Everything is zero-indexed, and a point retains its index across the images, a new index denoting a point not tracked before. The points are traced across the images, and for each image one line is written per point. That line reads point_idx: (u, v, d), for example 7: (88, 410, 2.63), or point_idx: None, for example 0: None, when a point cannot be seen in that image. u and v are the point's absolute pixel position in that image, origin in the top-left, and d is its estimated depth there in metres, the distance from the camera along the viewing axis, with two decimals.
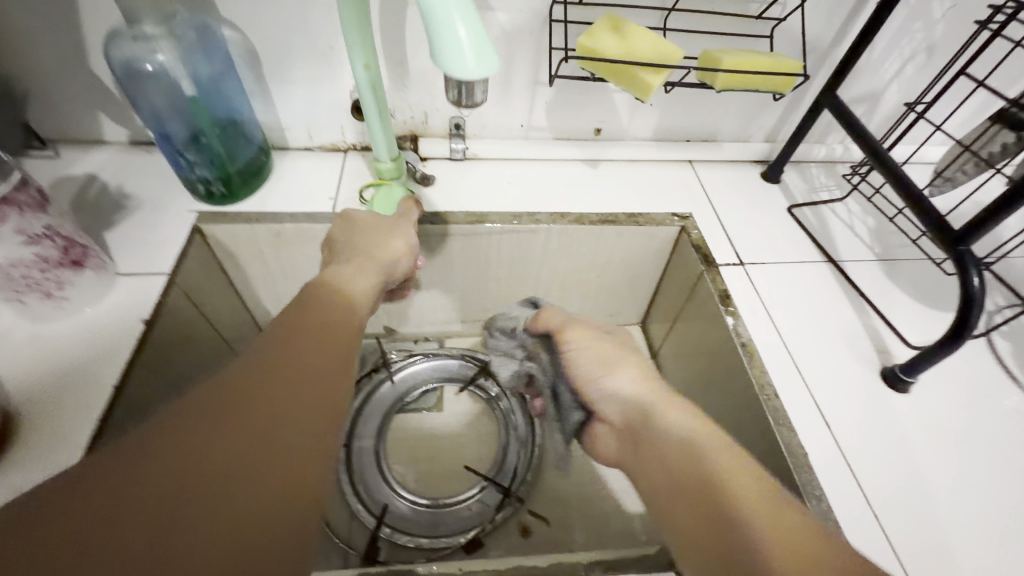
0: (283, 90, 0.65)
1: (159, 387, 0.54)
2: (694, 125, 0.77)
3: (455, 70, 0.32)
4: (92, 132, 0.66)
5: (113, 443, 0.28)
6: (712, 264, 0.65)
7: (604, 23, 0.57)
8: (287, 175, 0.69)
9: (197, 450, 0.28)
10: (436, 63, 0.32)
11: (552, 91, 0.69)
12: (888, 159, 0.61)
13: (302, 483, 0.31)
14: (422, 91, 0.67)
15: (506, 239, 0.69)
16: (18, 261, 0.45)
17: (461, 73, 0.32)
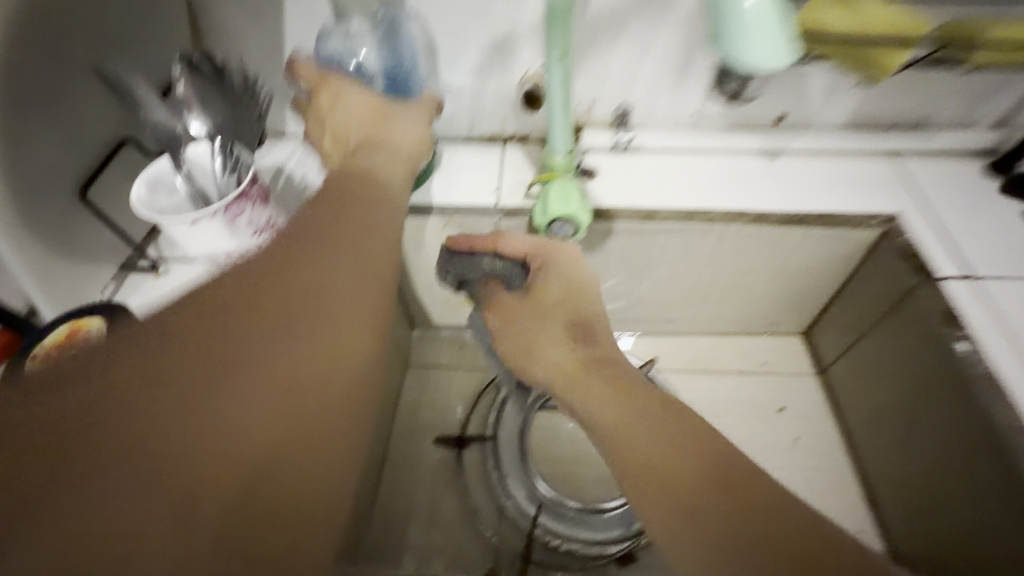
0: (454, 82, 0.64)
1: None
2: (904, 109, 0.65)
3: (752, 56, 0.36)
4: (279, 126, 0.71)
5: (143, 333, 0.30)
6: (935, 276, 0.56)
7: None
8: (451, 167, 0.69)
9: (219, 439, 0.27)
10: (730, 50, 0.37)
11: (739, 74, 0.62)
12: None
13: (306, 483, 0.29)
14: (595, 78, 0.63)
15: (676, 237, 0.65)
16: (247, 251, 0.49)
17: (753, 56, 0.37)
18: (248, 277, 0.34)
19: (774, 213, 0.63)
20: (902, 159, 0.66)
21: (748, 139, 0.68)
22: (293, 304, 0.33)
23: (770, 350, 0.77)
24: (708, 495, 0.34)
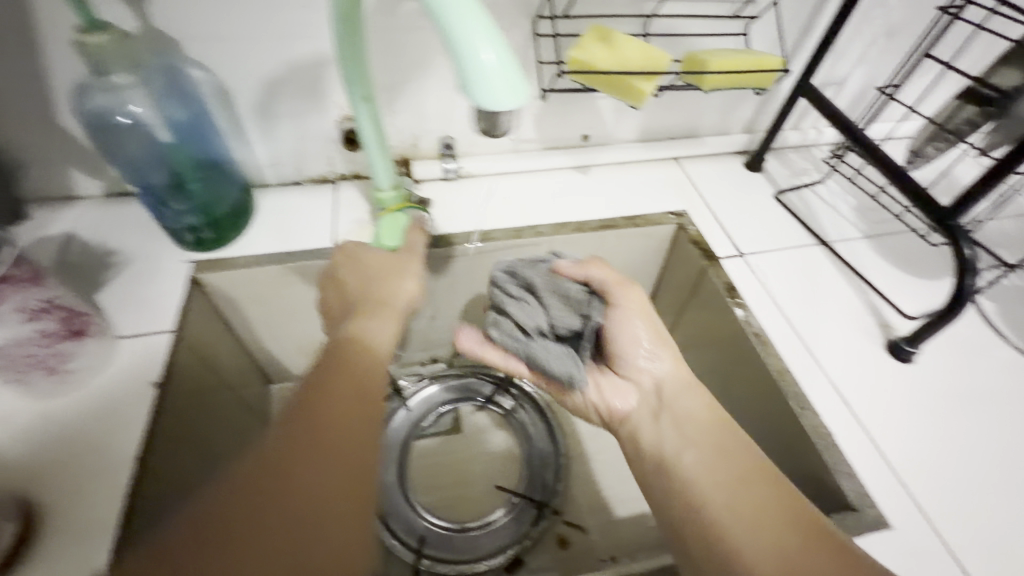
0: (267, 127, 0.63)
1: (176, 454, 0.51)
2: (676, 123, 0.79)
3: (495, 100, 0.33)
4: (65, 188, 0.63)
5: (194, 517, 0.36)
6: (716, 257, 0.67)
7: (590, 37, 0.57)
8: (278, 212, 0.67)
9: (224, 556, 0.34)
10: (471, 95, 0.33)
11: (541, 102, 0.70)
12: (867, 137, 0.63)
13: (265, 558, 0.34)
14: (412, 113, 0.67)
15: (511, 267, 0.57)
16: (18, 339, 0.43)
17: (494, 101, 0.33)
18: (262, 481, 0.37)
19: (579, 237, 0.71)
20: (683, 163, 0.81)
21: (561, 158, 0.77)
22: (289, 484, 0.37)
23: None
24: (765, 488, 0.44)
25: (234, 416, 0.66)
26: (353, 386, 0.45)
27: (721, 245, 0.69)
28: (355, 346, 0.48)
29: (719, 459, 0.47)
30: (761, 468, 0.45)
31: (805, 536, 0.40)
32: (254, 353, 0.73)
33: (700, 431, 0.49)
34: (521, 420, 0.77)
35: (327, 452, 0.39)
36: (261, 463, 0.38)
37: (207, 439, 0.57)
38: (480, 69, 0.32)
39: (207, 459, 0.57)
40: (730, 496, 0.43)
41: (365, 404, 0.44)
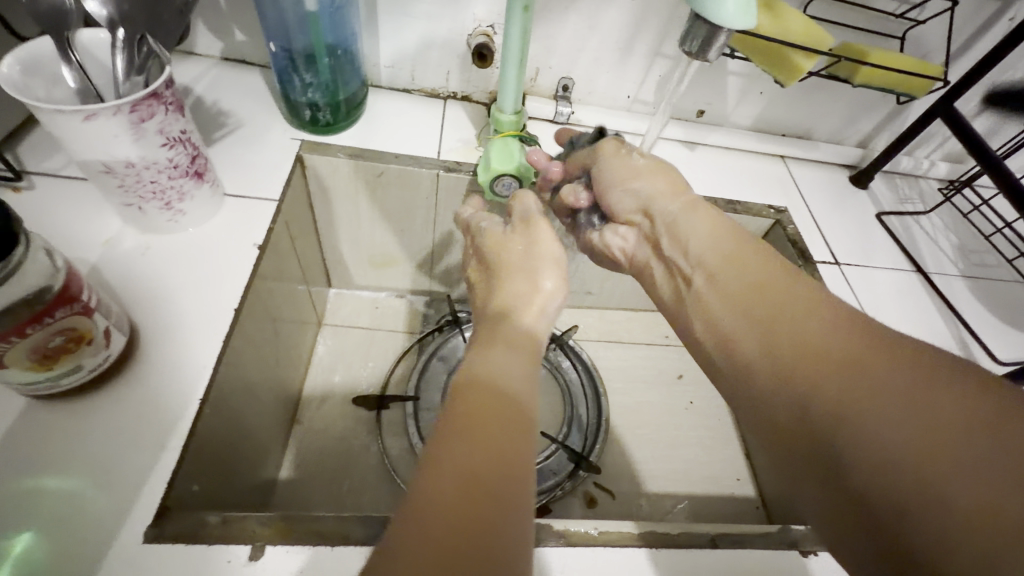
0: (400, 23, 0.62)
1: (256, 318, 0.51)
2: (793, 119, 0.76)
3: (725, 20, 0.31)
4: (189, 40, 0.63)
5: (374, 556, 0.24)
6: (811, 259, 0.66)
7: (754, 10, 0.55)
8: (387, 114, 0.66)
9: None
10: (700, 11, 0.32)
11: (671, 64, 0.68)
12: (1003, 169, 0.61)
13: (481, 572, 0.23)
14: (543, 44, 0.65)
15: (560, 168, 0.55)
16: (151, 164, 0.42)
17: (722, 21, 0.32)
18: (432, 507, 0.24)
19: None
20: (788, 163, 0.79)
21: (671, 128, 0.75)
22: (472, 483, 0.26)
23: None
24: (819, 370, 0.31)
25: (300, 304, 0.66)
26: (517, 382, 0.32)
27: (818, 250, 0.68)
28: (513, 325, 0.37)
29: (799, 316, 0.34)
30: (795, 299, 0.35)
31: (906, 404, 0.26)
32: (328, 251, 0.73)
33: (712, 248, 0.42)
34: (568, 377, 0.76)
35: (509, 462, 0.27)
36: (436, 458, 0.27)
37: (277, 314, 0.58)
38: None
39: (275, 332, 0.58)
40: (811, 338, 0.32)
41: (528, 408, 0.31)
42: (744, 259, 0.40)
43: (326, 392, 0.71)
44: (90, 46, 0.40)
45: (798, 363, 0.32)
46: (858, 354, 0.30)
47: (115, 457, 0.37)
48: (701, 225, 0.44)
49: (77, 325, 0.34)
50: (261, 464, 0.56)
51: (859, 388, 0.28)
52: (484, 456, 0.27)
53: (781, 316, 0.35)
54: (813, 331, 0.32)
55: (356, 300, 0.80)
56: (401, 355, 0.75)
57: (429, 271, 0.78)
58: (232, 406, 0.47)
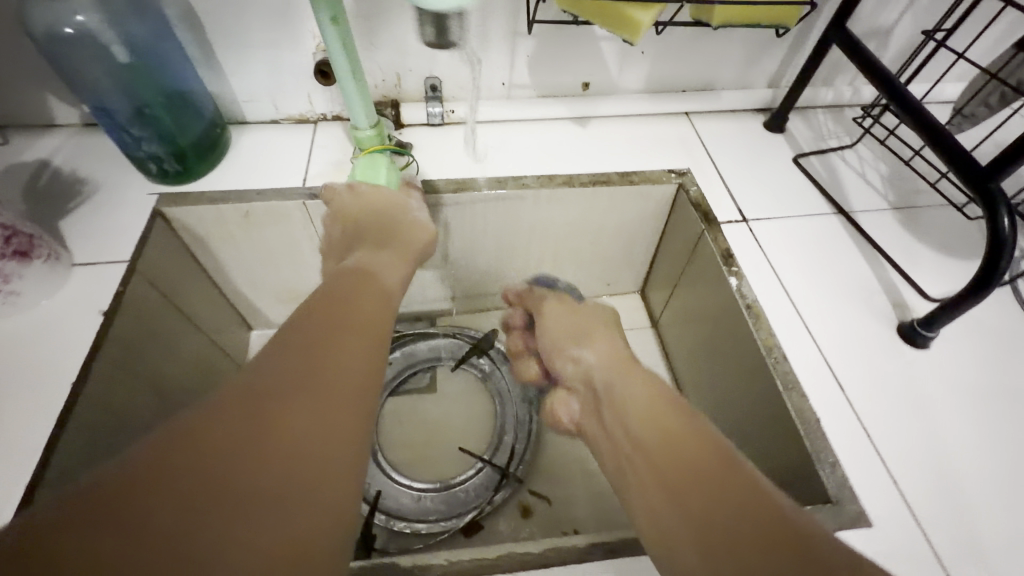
0: (241, 56, 0.60)
1: (121, 385, 0.50)
2: (688, 73, 0.71)
3: None
4: (40, 113, 0.62)
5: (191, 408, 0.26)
6: (715, 222, 0.61)
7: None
8: (253, 150, 0.64)
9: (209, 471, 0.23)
10: None
11: (534, 42, 0.64)
12: (901, 86, 0.54)
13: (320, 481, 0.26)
14: (394, 49, 0.62)
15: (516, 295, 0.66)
16: None
17: None
18: (277, 368, 0.30)
19: (567, 193, 0.65)
20: (695, 120, 0.73)
21: (558, 108, 0.70)
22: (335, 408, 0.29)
23: None
24: (689, 451, 0.36)
25: (204, 356, 0.65)
26: (364, 341, 0.35)
27: (724, 209, 0.62)
28: (361, 280, 0.42)
29: (654, 409, 0.40)
30: (670, 405, 0.40)
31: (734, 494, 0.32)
32: (230, 296, 0.72)
33: (617, 384, 0.45)
34: (497, 386, 0.73)
35: (334, 395, 0.30)
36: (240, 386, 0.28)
37: (162, 373, 0.57)
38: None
39: (162, 395, 0.57)
40: (680, 443, 0.36)
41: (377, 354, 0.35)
42: (624, 389, 0.44)
43: None
44: None
45: (662, 460, 0.36)
46: (702, 451, 0.35)
47: None
48: (590, 357, 0.50)
49: None
50: None
51: (707, 475, 0.33)
52: (335, 383, 0.30)
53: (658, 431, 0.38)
54: (680, 431, 0.37)
55: None
56: None
57: None
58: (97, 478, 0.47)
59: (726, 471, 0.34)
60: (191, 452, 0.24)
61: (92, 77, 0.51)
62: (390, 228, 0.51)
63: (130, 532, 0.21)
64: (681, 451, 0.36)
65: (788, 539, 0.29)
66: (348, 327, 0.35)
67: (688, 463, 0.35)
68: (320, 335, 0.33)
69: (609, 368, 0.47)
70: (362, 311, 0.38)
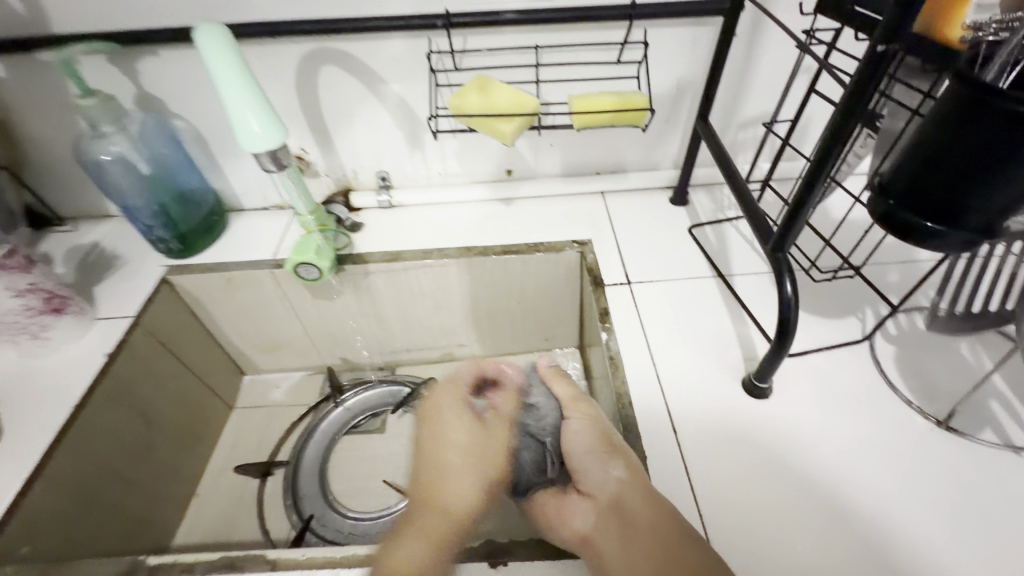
0: (236, 162, 0.80)
1: (114, 411, 0.66)
2: (597, 158, 0.84)
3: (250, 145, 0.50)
4: (97, 208, 0.84)
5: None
6: (602, 285, 0.70)
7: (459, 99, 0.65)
8: (242, 231, 0.83)
9: None
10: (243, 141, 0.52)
11: (458, 141, 0.79)
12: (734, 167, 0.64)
13: None
14: (349, 152, 0.80)
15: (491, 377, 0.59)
16: (9, 309, 0.60)
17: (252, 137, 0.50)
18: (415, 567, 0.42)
19: (484, 262, 0.78)
20: (607, 197, 0.84)
21: (486, 191, 0.84)
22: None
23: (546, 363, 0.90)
24: (636, 542, 0.43)
25: (192, 395, 0.81)
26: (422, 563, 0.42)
27: (613, 274, 0.72)
28: (427, 497, 0.47)
29: (624, 479, 0.47)
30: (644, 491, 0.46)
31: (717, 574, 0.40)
32: (225, 346, 0.88)
33: (582, 446, 0.51)
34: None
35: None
36: None
37: (152, 405, 0.72)
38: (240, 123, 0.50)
39: (150, 422, 0.72)
40: (641, 509, 0.45)
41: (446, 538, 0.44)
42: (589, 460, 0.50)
43: (224, 467, 0.83)
44: None
45: (648, 530, 0.43)
46: (657, 518, 0.44)
47: None
48: (578, 432, 0.52)
49: None
50: (137, 533, 0.68)
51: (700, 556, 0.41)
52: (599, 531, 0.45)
53: (618, 512, 0.45)
54: (648, 502, 0.45)
55: (263, 385, 0.94)
56: (291, 425, 0.87)
57: (314, 350, 0.91)
58: (84, 481, 0.61)
59: (663, 516, 0.44)
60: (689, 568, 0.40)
61: (120, 187, 0.71)
62: (429, 421, 0.53)
63: None
64: (626, 502, 0.45)
65: (730, 575, 0.40)
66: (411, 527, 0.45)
67: (648, 522, 0.43)
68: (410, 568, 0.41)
69: (577, 436, 0.52)
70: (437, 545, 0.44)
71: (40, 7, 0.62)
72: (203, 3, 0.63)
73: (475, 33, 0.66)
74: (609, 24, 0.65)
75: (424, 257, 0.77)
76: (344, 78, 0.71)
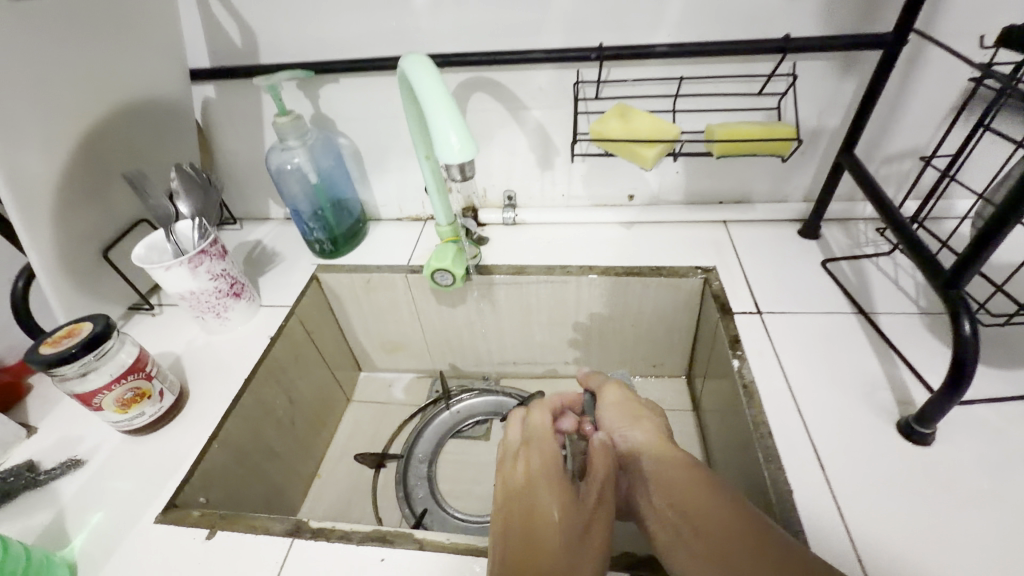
0: (383, 177, 0.89)
1: (270, 387, 0.74)
2: (723, 187, 0.84)
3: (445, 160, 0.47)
4: (262, 211, 0.97)
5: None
6: (730, 312, 0.69)
7: (602, 128, 0.68)
8: (380, 238, 0.91)
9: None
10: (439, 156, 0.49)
11: (586, 165, 0.83)
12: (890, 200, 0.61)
13: None
14: (483, 171, 0.86)
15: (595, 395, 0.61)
16: (204, 289, 0.70)
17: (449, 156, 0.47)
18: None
19: (603, 283, 0.80)
20: (730, 226, 0.84)
21: (607, 213, 0.87)
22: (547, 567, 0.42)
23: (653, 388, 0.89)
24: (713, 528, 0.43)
25: (323, 382, 0.89)
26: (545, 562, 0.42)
27: (742, 302, 0.71)
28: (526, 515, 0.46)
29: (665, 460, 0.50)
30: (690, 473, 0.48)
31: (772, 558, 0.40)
32: (352, 342, 0.96)
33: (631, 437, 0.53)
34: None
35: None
36: None
37: (295, 386, 0.80)
38: (441, 141, 0.47)
39: (293, 402, 0.80)
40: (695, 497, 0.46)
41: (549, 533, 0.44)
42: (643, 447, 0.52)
43: (342, 453, 0.90)
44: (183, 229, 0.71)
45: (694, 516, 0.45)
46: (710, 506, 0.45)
47: (156, 469, 0.58)
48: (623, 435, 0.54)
49: (141, 385, 0.59)
50: (274, 502, 0.75)
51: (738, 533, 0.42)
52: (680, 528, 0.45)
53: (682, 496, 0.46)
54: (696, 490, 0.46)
55: (377, 382, 1.01)
56: (404, 422, 0.92)
57: (427, 354, 0.97)
58: (243, 446, 0.68)
59: (707, 492, 0.46)
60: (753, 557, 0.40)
61: (293, 192, 0.81)
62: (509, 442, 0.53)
63: None
64: (664, 480, 0.48)
65: (761, 535, 0.42)
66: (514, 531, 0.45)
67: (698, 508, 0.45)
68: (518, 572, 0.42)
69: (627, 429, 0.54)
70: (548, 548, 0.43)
71: (255, 43, 0.75)
72: (383, 39, 0.72)
73: (621, 66, 0.70)
74: (756, 59, 0.67)
75: (547, 273, 0.81)
76: (491, 106, 0.77)
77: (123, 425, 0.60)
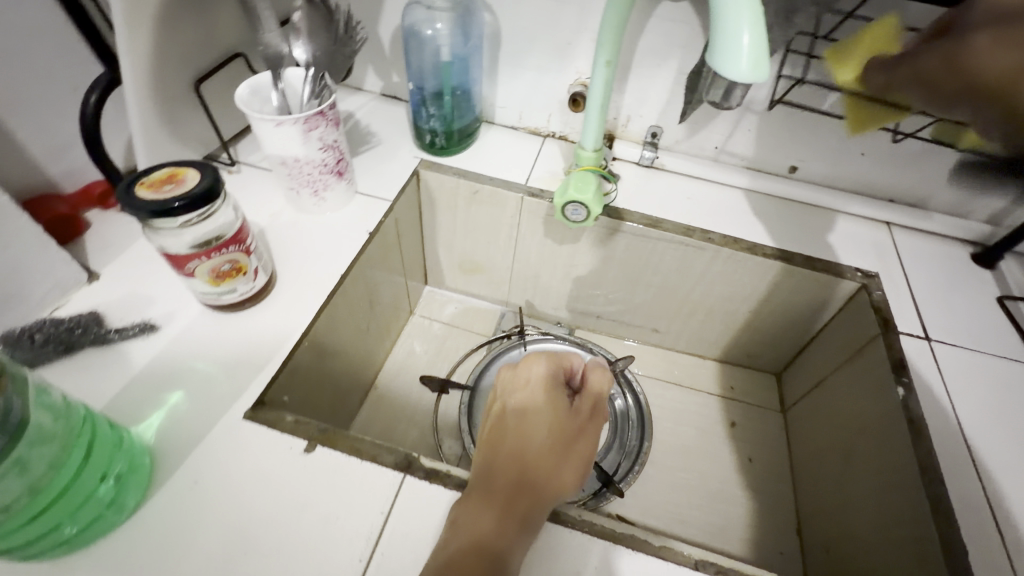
0: (515, 73, 0.74)
1: (356, 288, 0.65)
2: (903, 184, 0.72)
3: (729, 75, 0.38)
4: (359, 79, 0.82)
5: (505, 452, 0.43)
6: (895, 330, 0.61)
7: (877, 32, 0.56)
8: (493, 144, 0.78)
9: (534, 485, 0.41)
10: (714, 64, 0.38)
11: (762, 120, 0.70)
12: None
13: (518, 484, 0.41)
14: (636, 96, 0.72)
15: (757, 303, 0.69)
16: (309, 160, 0.59)
17: (733, 74, 0.38)
18: (521, 499, 0.40)
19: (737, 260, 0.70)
20: (894, 231, 0.73)
21: (760, 181, 0.75)
22: (524, 468, 0.42)
23: (744, 380, 0.83)
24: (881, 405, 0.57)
25: (397, 290, 0.80)
26: (546, 468, 0.42)
27: (907, 322, 0.62)
28: (556, 391, 0.48)
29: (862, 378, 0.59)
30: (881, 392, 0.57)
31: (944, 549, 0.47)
32: (428, 253, 0.86)
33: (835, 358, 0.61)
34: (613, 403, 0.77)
35: (518, 488, 0.41)
36: (509, 461, 0.42)
37: (376, 290, 0.72)
38: (727, 44, 0.37)
39: (371, 308, 0.72)
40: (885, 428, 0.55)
41: (547, 483, 0.42)
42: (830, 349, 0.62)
43: (400, 369, 0.83)
44: (292, 76, 0.58)
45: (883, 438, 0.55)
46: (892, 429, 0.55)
47: (241, 359, 0.51)
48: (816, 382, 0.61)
49: (238, 258, 0.50)
50: (337, 409, 0.68)
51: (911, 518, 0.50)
52: (545, 450, 0.43)
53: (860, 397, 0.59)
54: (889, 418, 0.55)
55: (443, 300, 0.92)
56: (471, 350, 0.84)
57: (507, 284, 0.87)
58: (324, 348, 0.60)
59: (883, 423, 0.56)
60: (526, 492, 0.41)
61: (422, 65, 0.70)
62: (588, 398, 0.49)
63: (502, 499, 0.40)
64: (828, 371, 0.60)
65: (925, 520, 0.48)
66: (527, 399, 0.47)
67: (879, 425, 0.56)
68: (520, 470, 0.42)
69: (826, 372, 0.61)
70: (544, 438, 0.44)
71: None
72: None
73: (875, 5, 0.56)
74: None
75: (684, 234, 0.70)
76: (685, 18, 0.63)
77: (210, 298, 0.52)
